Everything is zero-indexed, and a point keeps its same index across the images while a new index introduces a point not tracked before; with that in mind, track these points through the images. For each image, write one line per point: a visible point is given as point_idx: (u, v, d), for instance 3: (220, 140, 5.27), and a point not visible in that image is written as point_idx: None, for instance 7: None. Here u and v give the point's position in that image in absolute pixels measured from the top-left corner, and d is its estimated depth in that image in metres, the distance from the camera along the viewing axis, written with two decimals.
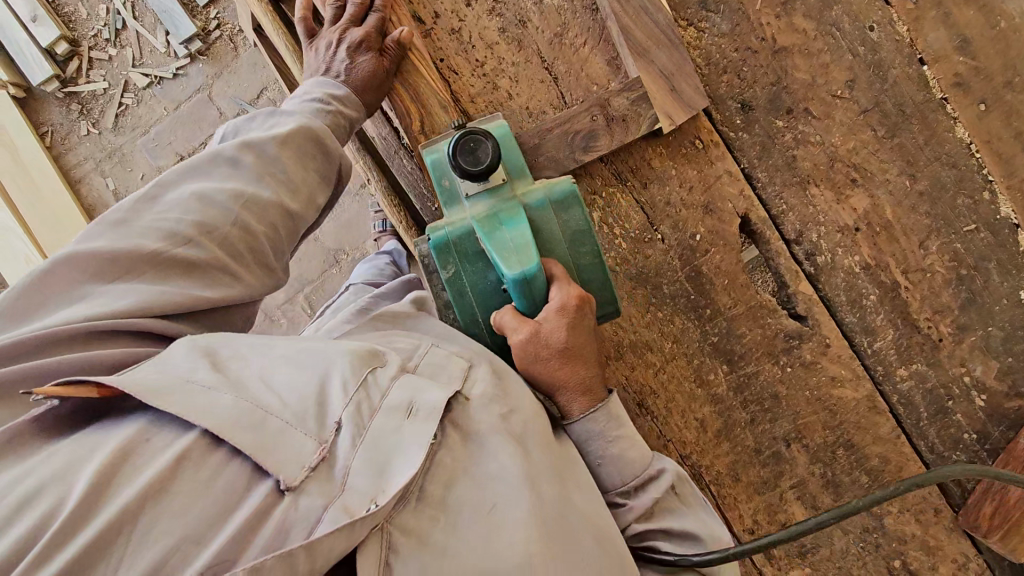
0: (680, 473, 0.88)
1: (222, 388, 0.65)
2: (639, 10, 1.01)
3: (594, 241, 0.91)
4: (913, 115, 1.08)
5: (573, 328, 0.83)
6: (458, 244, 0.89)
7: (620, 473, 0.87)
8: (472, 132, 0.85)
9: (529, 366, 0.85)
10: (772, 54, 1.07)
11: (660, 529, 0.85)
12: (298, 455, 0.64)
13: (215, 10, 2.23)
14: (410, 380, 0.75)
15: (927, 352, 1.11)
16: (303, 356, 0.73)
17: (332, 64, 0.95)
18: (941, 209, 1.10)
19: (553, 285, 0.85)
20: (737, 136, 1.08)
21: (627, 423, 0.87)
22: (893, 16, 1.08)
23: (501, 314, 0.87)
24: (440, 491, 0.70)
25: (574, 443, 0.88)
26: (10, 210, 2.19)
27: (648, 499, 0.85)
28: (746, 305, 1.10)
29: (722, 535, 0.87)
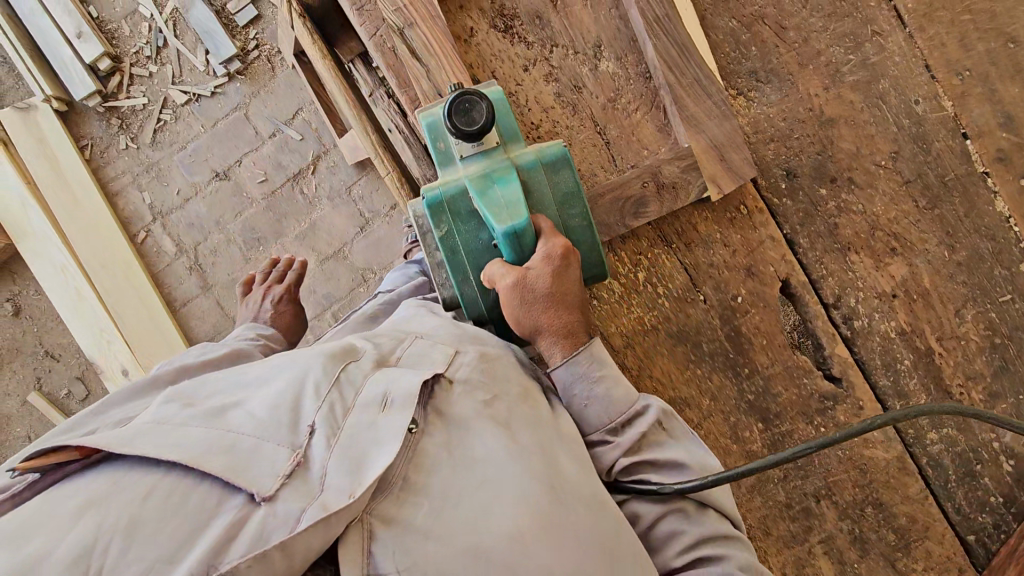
0: (666, 407, 0.83)
1: (190, 423, 0.69)
2: (693, 82, 1.04)
3: (583, 203, 0.92)
4: (954, 188, 1.12)
5: (558, 275, 0.83)
6: (451, 204, 0.91)
7: (605, 410, 0.82)
8: (468, 92, 0.88)
9: (514, 313, 0.84)
10: (819, 124, 1.10)
11: (646, 462, 0.80)
12: (272, 466, 0.66)
13: (254, 31, 2.29)
14: (385, 376, 0.77)
15: (958, 417, 1.14)
16: (279, 376, 0.77)
17: (259, 311, 1.48)
18: (978, 279, 1.13)
19: (542, 238, 0.87)
20: (782, 203, 1.11)
21: (610, 364, 0.84)
22: (938, 90, 1.10)
23: (491, 265, 0.88)
24: (423, 478, 0.69)
25: (558, 384, 0.84)
26: (47, 219, 2.24)
27: (635, 433, 0.80)
28: (784, 366, 1.12)
29: (714, 463, 0.81)
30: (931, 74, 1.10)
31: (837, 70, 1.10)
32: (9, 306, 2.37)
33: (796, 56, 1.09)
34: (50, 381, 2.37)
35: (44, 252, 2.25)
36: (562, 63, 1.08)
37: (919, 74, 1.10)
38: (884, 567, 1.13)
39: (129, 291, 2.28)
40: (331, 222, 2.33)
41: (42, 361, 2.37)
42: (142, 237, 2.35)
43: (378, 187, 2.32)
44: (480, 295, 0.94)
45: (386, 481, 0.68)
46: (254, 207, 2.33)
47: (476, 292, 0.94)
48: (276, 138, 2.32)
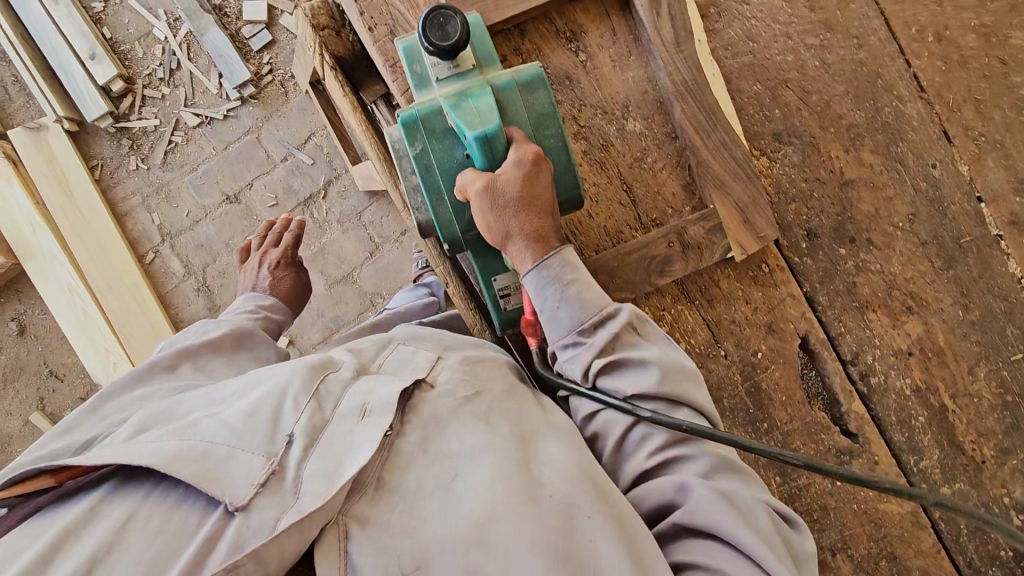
0: (637, 312, 0.90)
1: (171, 438, 0.76)
2: (718, 145, 1.06)
3: (558, 123, 0.96)
4: (969, 249, 1.14)
5: (528, 180, 0.89)
6: (427, 121, 0.94)
7: (578, 314, 0.89)
8: (442, 6, 0.90)
9: (488, 220, 0.90)
10: (838, 186, 1.13)
11: (616, 361, 0.87)
12: (247, 475, 0.73)
13: (268, 55, 2.29)
14: (362, 388, 0.86)
15: (970, 473, 1.16)
16: (256, 389, 0.85)
17: (258, 279, 1.47)
18: (991, 338, 1.15)
19: (513, 145, 0.92)
20: (802, 261, 1.13)
21: (581, 270, 0.90)
22: (954, 155, 1.13)
23: (464, 175, 0.92)
24: (397, 478, 0.76)
25: (530, 289, 0.90)
26: (56, 239, 2.23)
27: (606, 335, 0.87)
28: (802, 421, 1.15)
29: (684, 362, 0.89)
30: (948, 139, 1.13)
31: (857, 133, 1.12)
32: (13, 326, 2.35)
33: (818, 119, 1.12)
34: (52, 402, 2.34)
35: (50, 271, 2.24)
36: (591, 122, 1.10)
37: (936, 139, 1.13)
38: None
39: (136, 313, 2.26)
40: (341, 247, 2.33)
41: (44, 382, 2.34)
42: (149, 259, 2.33)
43: (389, 213, 2.33)
44: (454, 215, 0.97)
45: (360, 482, 0.74)
46: None
47: (450, 212, 0.98)
48: (288, 162, 2.32)
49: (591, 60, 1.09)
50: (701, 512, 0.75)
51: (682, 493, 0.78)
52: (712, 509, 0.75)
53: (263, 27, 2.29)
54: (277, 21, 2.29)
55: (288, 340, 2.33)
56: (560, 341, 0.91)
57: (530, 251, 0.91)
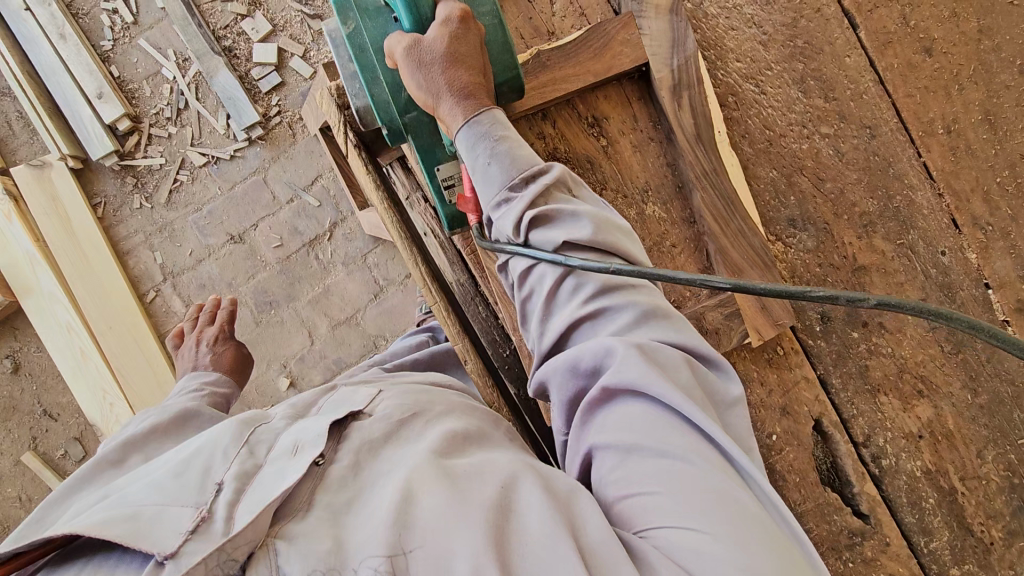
0: (570, 172, 0.89)
1: (96, 513, 0.73)
2: (737, 233, 1.08)
3: (492, 0, 0.98)
4: (977, 334, 1.17)
5: (454, 35, 0.90)
6: (359, 0, 1.00)
7: (511, 168, 0.86)
8: None
9: (416, 79, 0.90)
10: (852, 271, 1.15)
11: (548, 212, 0.84)
12: (176, 526, 0.69)
13: (276, 97, 2.30)
14: (293, 434, 0.85)
15: (979, 554, 1.18)
16: (185, 449, 0.84)
17: (198, 358, 1.48)
18: (998, 422, 1.17)
19: (440, 5, 0.93)
20: (816, 344, 1.15)
21: (513, 130, 0.89)
22: (964, 242, 1.16)
23: (393, 39, 0.94)
24: (325, 496, 0.72)
25: (463, 150, 0.88)
26: (55, 277, 2.20)
27: (536, 187, 0.84)
28: (815, 502, 1.16)
29: (618, 219, 0.87)
30: (957, 227, 1.16)
31: (870, 220, 1.15)
32: (8, 363, 2.31)
33: (832, 206, 1.14)
34: (46, 441, 2.30)
35: (48, 309, 2.21)
36: (612, 205, 1.11)
37: (945, 227, 1.16)
38: None
39: (136, 352, 2.22)
40: (345, 289, 2.32)
41: (39, 421, 2.30)
42: (150, 297, 2.31)
43: (394, 256, 2.33)
44: (390, 95, 1.03)
45: (291, 507, 0.71)
46: (266, 271, 2.31)
47: (386, 93, 1.03)
48: (294, 203, 2.32)
49: (612, 145, 1.11)
50: (622, 372, 0.73)
51: (607, 357, 0.75)
52: (634, 369, 0.72)
53: (272, 68, 2.29)
54: (286, 64, 2.29)
55: (290, 382, 2.30)
56: (492, 202, 0.88)
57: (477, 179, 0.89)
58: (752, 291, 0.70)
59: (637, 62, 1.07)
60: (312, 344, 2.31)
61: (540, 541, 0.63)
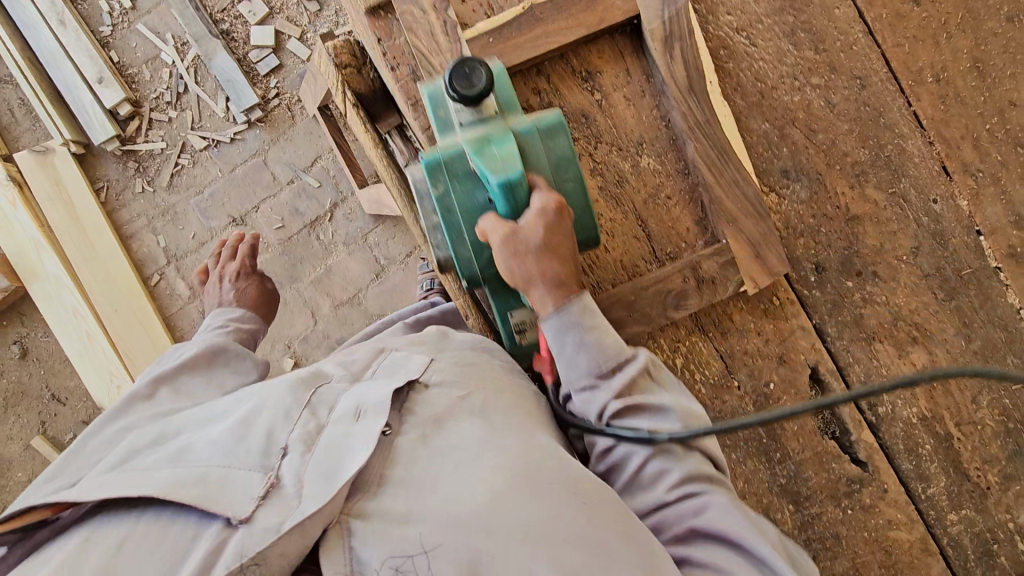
0: (653, 357, 0.93)
1: (163, 467, 0.80)
2: (731, 183, 1.10)
3: (578, 168, 0.96)
4: (970, 281, 1.18)
5: (550, 228, 0.89)
6: (449, 164, 0.93)
7: (597, 359, 0.90)
8: (469, 58, 0.92)
9: (511, 265, 0.90)
10: (845, 221, 1.16)
11: (636, 406, 0.89)
12: (246, 491, 0.76)
13: (275, 79, 2.32)
14: (353, 396, 0.91)
15: (975, 498, 1.20)
16: (248, 409, 0.90)
17: (223, 295, 1.51)
18: (992, 367, 1.19)
19: (536, 192, 0.92)
20: (811, 294, 1.17)
21: (599, 316, 0.92)
22: (955, 190, 1.18)
23: (486, 220, 0.92)
24: (400, 473, 0.80)
25: (550, 336, 0.91)
26: (61, 263, 2.23)
27: (625, 377, 0.89)
28: (813, 451, 1.17)
29: (698, 410, 0.91)
30: (948, 175, 1.18)
31: (862, 169, 1.16)
32: (15, 349, 2.34)
33: (824, 156, 1.16)
34: (55, 425, 2.33)
35: (55, 295, 2.24)
36: (606, 159, 1.13)
37: (937, 175, 1.17)
38: None
39: (142, 335, 2.25)
40: (347, 269, 2.35)
41: (47, 405, 2.32)
42: (154, 281, 2.33)
43: (394, 235, 2.35)
44: (472, 252, 0.98)
45: (364, 482, 0.79)
46: (268, 253, 2.33)
47: (469, 250, 0.98)
48: (294, 185, 2.34)
49: (606, 98, 1.13)
50: (716, 523, 0.80)
51: (700, 509, 0.82)
52: (730, 520, 0.80)
53: (269, 51, 2.31)
54: (284, 46, 2.31)
55: (294, 362, 2.33)
56: (576, 383, 0.92)
57: (551, 295, 0.91)
58: (827, 406, 0.80)
59: (628, 15, 1.08)
60: (315, 324, 2.34)
61: (614, 560, 0.73)
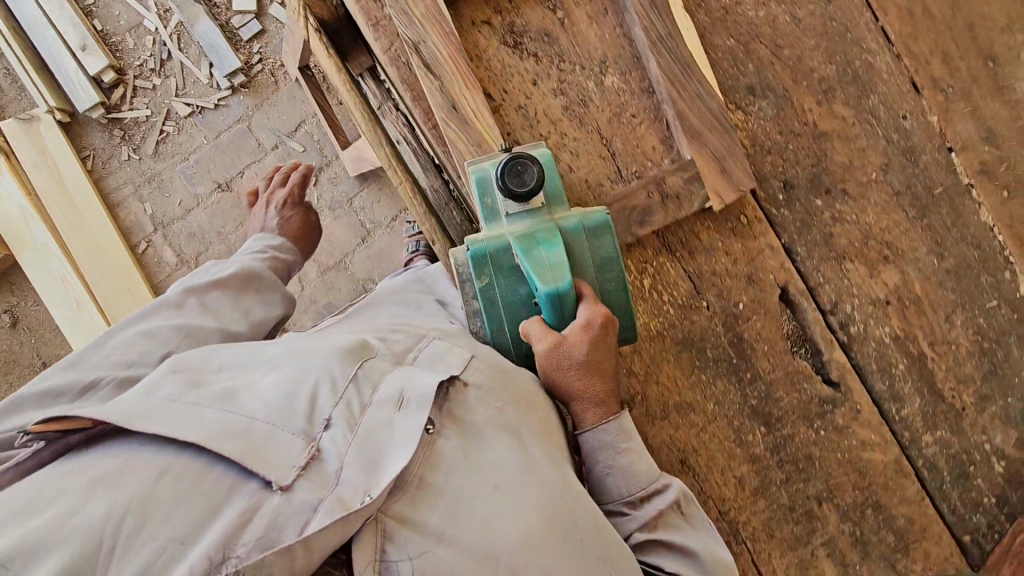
0: (685, 492, 0.92)
1: (205, 409, 0.79)
2: (694, 97, 1.09)
3: (620, 269, 1.00)
4: (941, 199, 1.17)
5: (594, 343, 0.92)
6: (494, 257, 0.99)
7: (627, 484, 0.93)
8: (520, 156, 0.94)
9: (549, 374, 0.94)
10: (812, 138, 1.15)
11: (660, 542, 0.89)
12: (288, 457, 0.76)
13: (258, 45, 2.33)
14: (399, 378, 0.88)
15: (951, 419, 1.18)
16: (293, 366, 0.88)
17: (266, 221, 1.56)
18: (966, 286, 1.17)
19: (582, 302, 0.95)
20: (779, 213, 1.16)
21: (636, 440, 0.94)
22: (924, 106, 1.16)
23: (531, 323, 0.96)
24: (439, 480, 0.79)
25: (585, 450, 0.95)
26: (49, 230, 2.23)
27: (652, 512, 0.90)
28: (784, 371, 1.16)
29: (725, 556, 0.90)
30: (917, 90, 1.16)
31: (829, 86, 1.16)
32: (5, 317, 2.35)
33: (791, 73, 1.15)
34: None
35: (42, 263, 2.22)
36: (570, 77, 1.13)
37: (905, 91, 1.16)
38: (883, 567, 1.16)
39: (129, 300, 2.24)
40: (332, 233, 2.34)
41: (38, 373, 2.33)
42: (141, 248, 2.34)
43: (379, 199, 2.35)
44: (513, 342, 1.03)
45: (403, 481, 0.77)
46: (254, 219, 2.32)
47: (508, 338, 1.03)
48: (278, 150, 2.33)
49: (568, 17, 1.13)
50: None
51: None
52: None
53: (252, 17, 2.32)
54: (266, 11, 2.33)
55: None
56: (608, 505, 0.95)
57: (592, 411, 0.94)
58: None
59: None
60: (302, 290, 2.33)
61: None
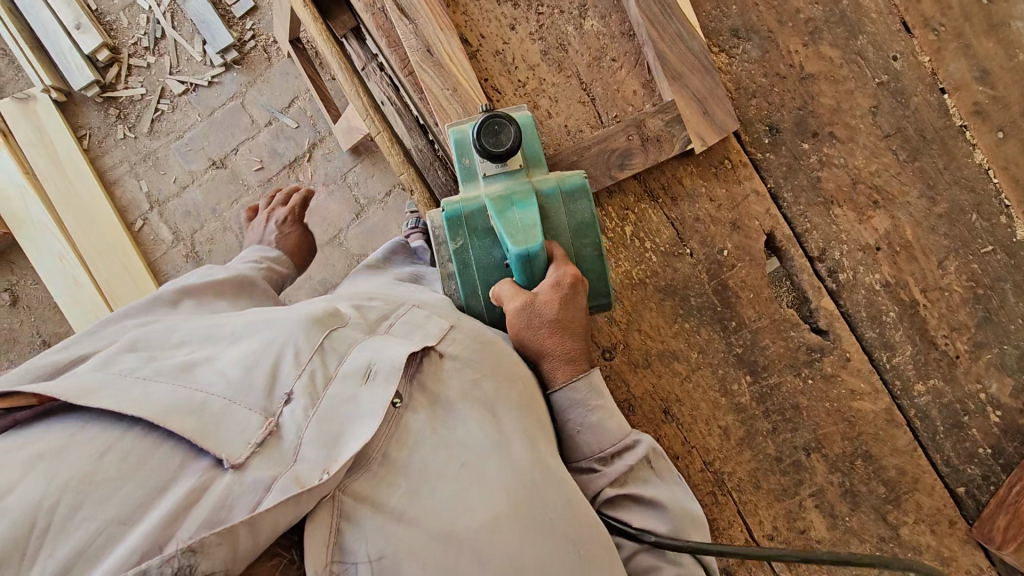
0: (655, 446, 0.86)
1: (160, 383, 0.67)
2: (675, 37, 1.07)
3: (596, 234, 0.96)
4: (933, 141, 1.13)
5: (565, 302, 0.87)
6: (469, 219, 0.95)
7: (597, 440, 0.85)
8: (497, 115, 0.91)
9: (521, 334, 0.88)
10: (799, 80, 1.13)
11: (629, 497, 0.83)
12: (242, 432, 0.65)
13: (250, 21, 2.33)
14: (369, 347, 0.77)
15: (944, 368, 1.15)
16: (258, 337, 0.76)
17: (263, 236, 1.40)
18: (959, 231, 1.14)
19: (553, 264, 0.91)
20: (765, 157, 1.14)
21: (607, 396, 0.87)
22: (915, 46, 1.13)
23: (501, 285, 0.92)
24: (403, 456, 0.70)
25: (555, 409, 0.87)
26: (46, 208, 2.25)
27: (623, 466, 0.83)
28: (771, 319, 1.14)
29: (695, 509, 0.85)
30: (907, 30, 1.13)
31: (816, 27, 1.13)
32: (6, 296, 2.38)
33: (776, 14, 1.13)
34: None
35: (40, 241, 2.24)
36: (548, 22, 1.11)
37: (895, 31, 1.13)
38: (875, 519, 1.13)
39: (126, 278, 2.26)
40: (326, 209, 2.33)
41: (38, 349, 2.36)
42: (138, 226, 2.36)
43: (373, 173, 2.33)
44: (485, 310, 0.98)
45: (365, 457, 0.68)
46: (250, 195, 2.33)
47: (482, 305, 0.98)
48: (272, 126, 2.34)
49: None
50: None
51: None
52: None
53: None
54: None
55: None
56: (576, 463, 0.87)
57: (558, 368, 0.87)
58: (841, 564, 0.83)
59: None
60: None
61: None
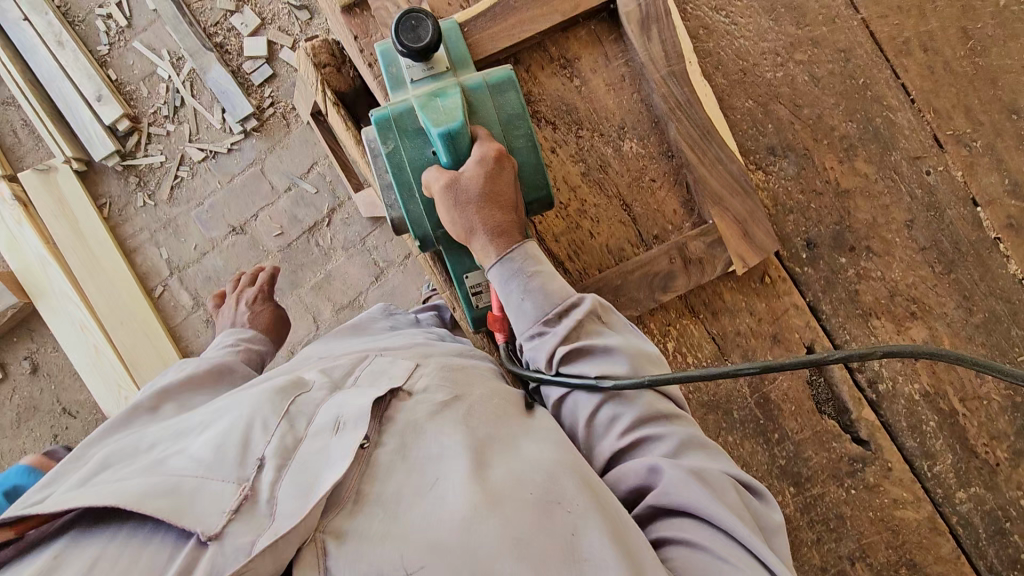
0: (600, 300, 0.90)
1: (135, 478, 0.67)
2: (713, 160, 1.09)
3: (526, 122, 0.98)
4: (968, 253, 1.15)
5: (492, 177, 0.90)
6: (398, 120, 0.95)
7: (544, 303, 0.89)
8: (415, 10, 0.93)
9: (452, 216, 0.91)
10: (835, 195, 1.15)
11: (582, 349, 0.86)
12: (218, 501, 0.65)
13: (269, 89, 2.36)
14: (334, 405, 0.79)
15: (985, 476, 1.15)
16: (227, 419, 0.77)
17: (237, 316, 1.43)
18: (996, 339, 1.14)
19: (478, 142, 0.93)
20: (804, 271, 1.15)
21: (543, 262, 0.91)
22: (947, 161, 1.16)
23: (431, 173, 0.93)
24: (375, 488, 0.70)
25: (496, 283, 0.91)
26: (66, 278, 2.25)
27: (569, 322, 0.87)
28: (813, 431, 1.16)
29: (651, 350, 0.89)
30: (940, 146, 1.16)
31: (850, 144, 1.16)
32: (26, 364, 2.34)
33: (810, 131, 1.16)
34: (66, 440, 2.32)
35: (62, 309, 2.25)
36: (587, 144, 1.13)
37: (928, 147, 1.16)
38: None
39: (148, 346, 2.25)
40: (346, 273, 2.33)
41: (58, 420, 2.31)
42: (159, 293, 2.35)
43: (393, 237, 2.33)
44: (426, 211, 0.98)
45: (338, 496, 0.68)
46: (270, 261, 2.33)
47: (421, 209, 0.99)
48: (291, 192, 2.35)
49: (585, 84, 1.14)
50: (669, 490, 0.75)
51: None
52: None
53: (263, 62, 2.35)
54: (276, 56, 2.35)
55: None
56: (526, 332, 0.90)
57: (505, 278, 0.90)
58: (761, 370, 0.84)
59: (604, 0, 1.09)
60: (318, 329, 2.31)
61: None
